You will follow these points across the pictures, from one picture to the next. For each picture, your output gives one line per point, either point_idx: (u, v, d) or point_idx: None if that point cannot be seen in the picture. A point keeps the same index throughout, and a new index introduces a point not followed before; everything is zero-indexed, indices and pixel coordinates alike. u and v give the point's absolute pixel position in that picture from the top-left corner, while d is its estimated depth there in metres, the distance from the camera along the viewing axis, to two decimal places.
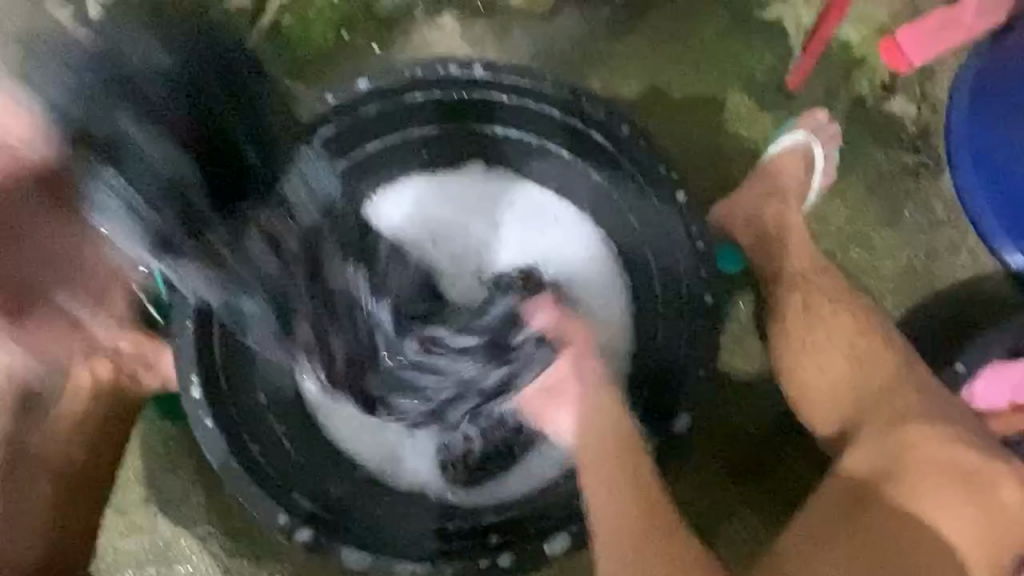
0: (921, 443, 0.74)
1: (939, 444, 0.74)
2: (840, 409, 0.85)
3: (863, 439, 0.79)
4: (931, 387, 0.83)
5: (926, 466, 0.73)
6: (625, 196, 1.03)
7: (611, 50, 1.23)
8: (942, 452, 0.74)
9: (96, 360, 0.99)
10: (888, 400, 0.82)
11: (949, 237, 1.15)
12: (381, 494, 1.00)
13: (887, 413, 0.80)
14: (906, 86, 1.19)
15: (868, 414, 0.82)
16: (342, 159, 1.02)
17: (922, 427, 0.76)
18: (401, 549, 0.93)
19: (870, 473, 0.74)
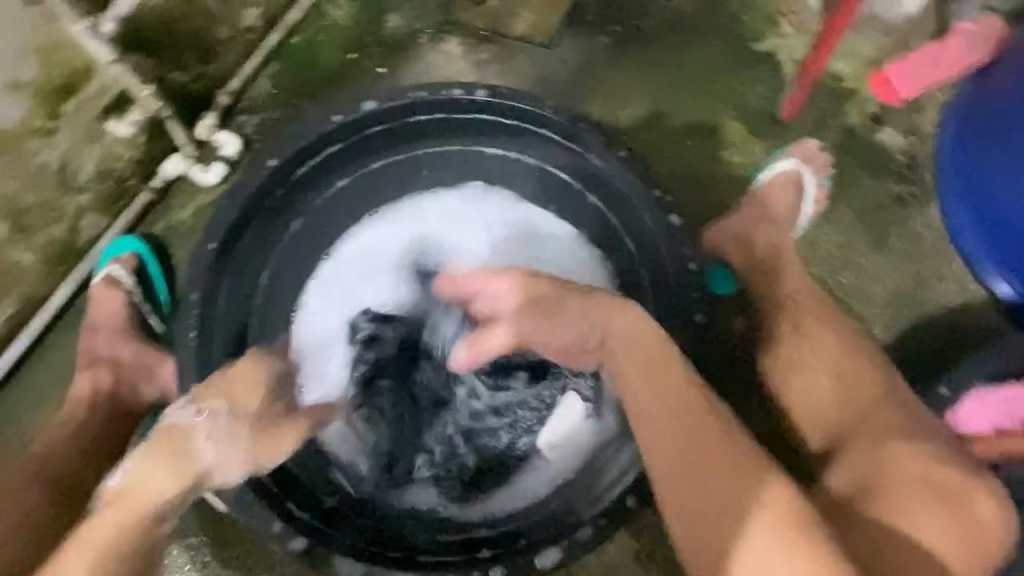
0: (894, 456, 0.74)
1: (914, 456, 0.74)
2: (824, 428, 0.85)
3: (843, 455, 0.79)
4: (911, 406, 0.83)
5: (897, 478, 0.72)
6: (620, 218, 1.05)
7: (610, 77, 1.27)
8: (913, 464, 0.73)
9: (96, 369, 1.03)
10: (869, 416, 0.82)
11: (935, 265, 1.18)
12: (373, 508, 1.01)
13: (869, 430, 0.80)
14: (894, 118, 1.23)
15: (850, 431, 0.82)
16: (358, 185, 1.09)
17: (898, 443, 0.76)
18: (395, 562, 0.93)
19: (849, 488, 0.74)
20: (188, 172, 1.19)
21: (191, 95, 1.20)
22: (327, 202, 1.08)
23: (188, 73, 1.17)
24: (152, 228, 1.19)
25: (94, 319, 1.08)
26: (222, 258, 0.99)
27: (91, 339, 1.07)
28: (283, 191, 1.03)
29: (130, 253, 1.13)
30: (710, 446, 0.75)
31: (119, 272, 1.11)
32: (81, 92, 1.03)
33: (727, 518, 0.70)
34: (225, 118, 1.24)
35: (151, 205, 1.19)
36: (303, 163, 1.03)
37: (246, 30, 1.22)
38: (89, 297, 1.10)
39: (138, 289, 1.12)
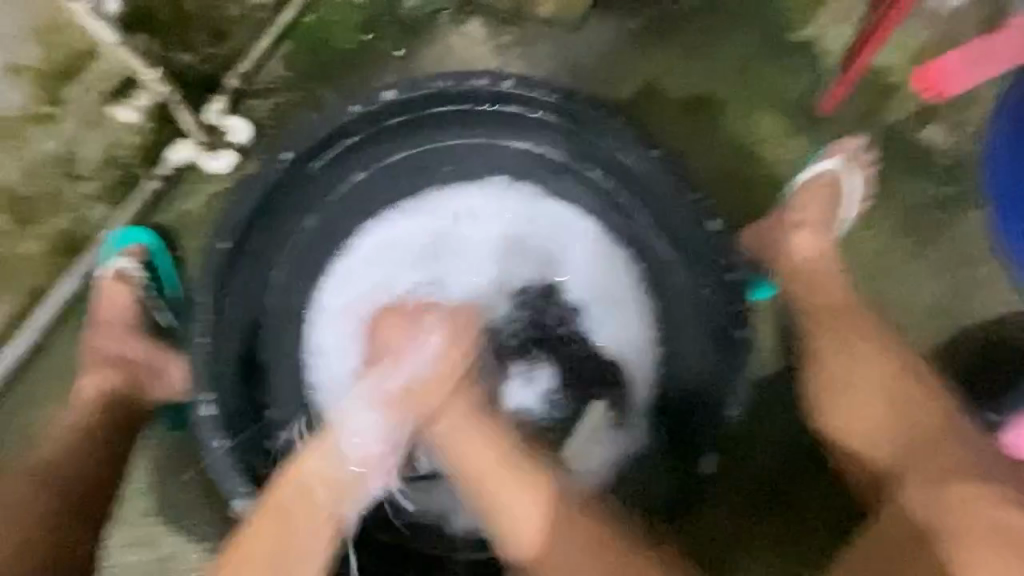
0: (969, 502, 0.72)
1: (985, 499, 0.72)
2: (886, 460, 0.83)
3: (907, 491, 0.78)
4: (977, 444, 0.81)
5: (977, 527, 0.70)
6: (651, 219, 1.00)
7: (640, 67, 1.20)
8: (990, 512, 0.71)
9: (103, 369, 1.00)
10: (934, 449, 0.80)
11: (977, 273, 1.12)
12: (401, 521, 1.00)
13: (933, 466, 0.78)
14: (940, 115, 1.16)
15: (914, 467, 0.80)
16: (374, 179, 1.04)
17: (967, 486, 0.74)
18: None
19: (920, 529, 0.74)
20: (198, 160, 1.13)
21: (198, 77, 1.14)
22: (345, 195, 1.03)
23: (196, 54, 1.12)
24: (158, 218, 1.14)
25: (100, 314, 1.05)
26: (233, 257, 0.94)
27: (98, 336, 1.04)
28: (296, 187, 0.97)
29: (138, 245, 1.08)
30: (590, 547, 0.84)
31: (129, 266, 1.06)
32: (84, 75, 0.98)
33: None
34: (235, 102, 1.17)
35: (161, 194, 1.13)
36: (313, 160, 0.97)
37: (257, 6, 1.15)
38: (98, 291, 1.05)
39: (147, 284, 1.08)
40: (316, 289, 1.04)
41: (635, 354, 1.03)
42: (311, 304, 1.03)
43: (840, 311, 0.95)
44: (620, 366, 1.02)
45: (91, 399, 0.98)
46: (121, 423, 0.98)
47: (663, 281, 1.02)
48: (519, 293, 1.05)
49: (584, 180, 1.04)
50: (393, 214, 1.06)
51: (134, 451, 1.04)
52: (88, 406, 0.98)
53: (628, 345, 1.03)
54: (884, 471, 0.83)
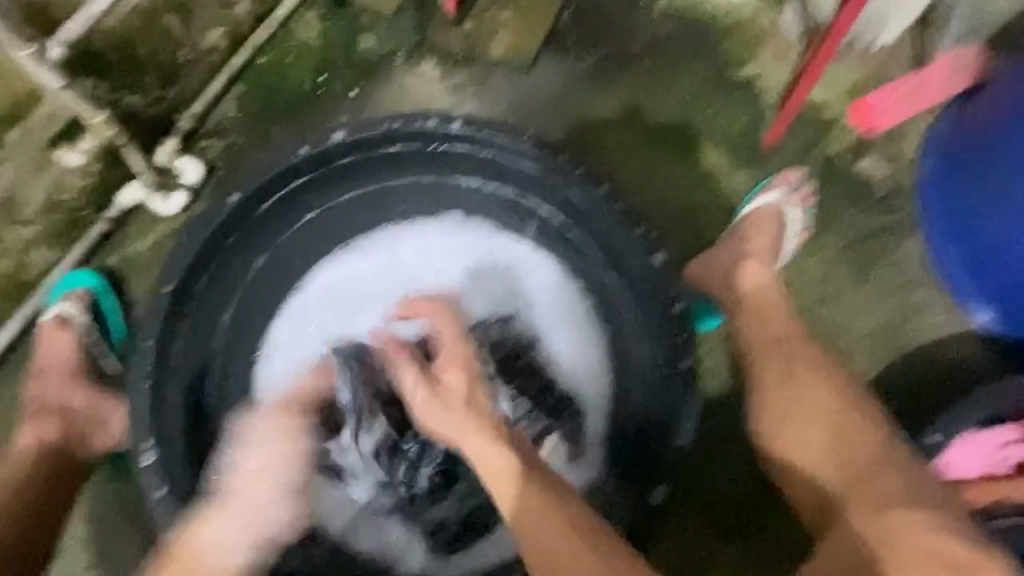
0: (904, 532, 0.72)
1: (919, 529, 0.72)
2: (821, 487, 0.85)
3: (842, 526, 0.78)
4: (913, 472, 0.81)
5: (909, 556, 0.70)
6: (600, 252, 1.01)
7: (590, 103, 1.23)
8: (923, 542, 0.71)
9: (43, 420, 0.97)
10: (867, 478, 0.81)
11: (918, 298, 1.16)
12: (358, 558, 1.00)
13: (869, 495, 0.79)
14: (875, 147, 1.21)
15: (850, 497, 0.81)
16: (324, 217, 1.04)
17: (902, 516, 0.74)
18: None
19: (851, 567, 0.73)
20: (148, 201, 1.12)
21: (151, 119, 1.14)
22: (296, 233, 1.03)
23: (146, 96, 1.11)
24: (106, 260, 1.13)
25: (42, 362, 1.03)
26: (181, 300, 0.93)
27: (39, 383, 1.01)
28: (243, 228, 0.97)
29: (84, 289, 1.06)
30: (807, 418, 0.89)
31: (72, 311, 1.04)
32: (30, 119, 0.99)
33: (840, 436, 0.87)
34: (187, 143, 1.18)
35: (108, 234, 1.12)
36: (263, 200, 0.97)
37: (209, 50, 1.16)
38: (39, 337, 1.03)
39: (91, 328, 1.06)
40: (268, 328, 1.03)
41: (588, 383, 1.04)
42: (263, 342, 1.03)
43: (787, 339, 0.97)
44: (573, 396, 1.04)
45: (28, 450, 0.95)
46: (60, 475, 0.95)
47: (614, 311, 1.03)
48: (472, 327, 1.06)
49: (535, 215, 1.05)
50: (345, 249, 1.06)
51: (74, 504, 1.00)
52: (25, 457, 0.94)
53: (585, 375, 1.05)
54: (826, 497, 0.83)
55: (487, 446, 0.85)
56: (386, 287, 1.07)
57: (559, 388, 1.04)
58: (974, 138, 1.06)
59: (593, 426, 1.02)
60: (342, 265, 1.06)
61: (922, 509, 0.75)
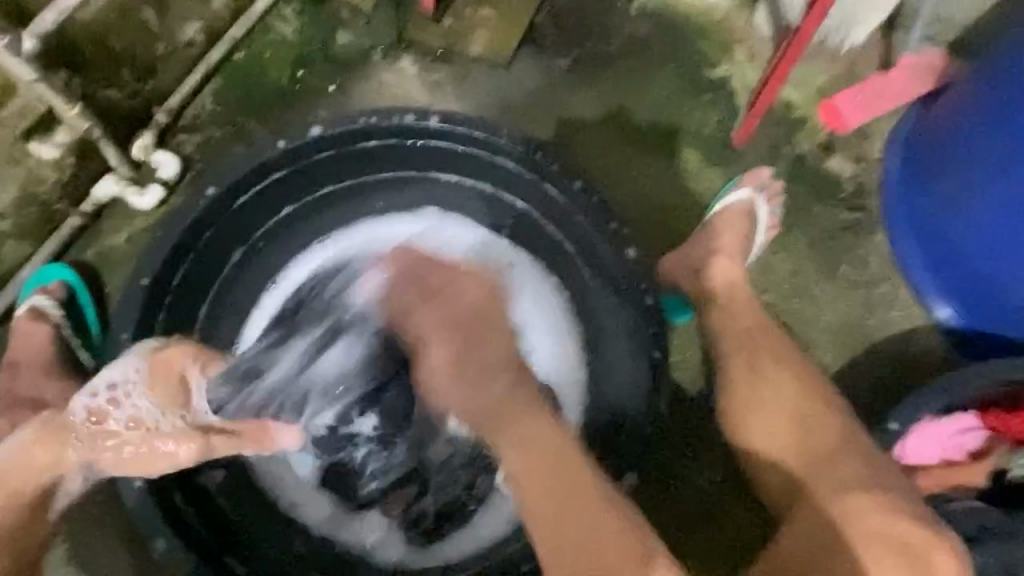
0: (863, 514, 0.77)
1: (878, 512, 0.77)
2: (786, 470, 0.88)
3: (805, 509, 0.82)
4: (874, 455, 0.85)
5: (867, 537, 0.75)
6: (576, 246, 1.03)
7: (567, 100, 1.25)
8: (880, 522, 0.75)
9: (18, 414, 0.97)
10: (830, 462, 0.85)
11: (883, 293, 1.20)
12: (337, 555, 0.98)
13: (832, 479, 0.82)
14: (844, 146, 1.25)
15: (811, 477, 0.85)
16: (303, 212, 1.05)
17: (861, 498, 0.78)
18: None
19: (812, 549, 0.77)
20: (120, 194, 1.11)
21: (125, 112, 1.14)
22: (273, 228, 1.04)
23: (122, 90, 1.12)
24: (82, 254, 1.12)
25: (15, 356, 1.02)
26: (157, 290, 0.93)
27: (13, 378, 1.01)
28: (219, 222, 0.97)
29: (59, 281, 1.06)
30: (772, 403, 0.92)
31: (46, 305, 1.03)
32: (2, 111, 0.99)
33: (799, 419, 0.90)
34: (163, 136, 1.17)
35: (82, 229, 1.11)
36: (238, 195, 0.97)
37: (185, 44, 1.16)
38: (13, 331, 1.03)
39: (67, 323, 1.05)
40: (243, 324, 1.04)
41: (563, 377, 1.05)
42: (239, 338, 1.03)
43: (755, 332, 1.00)
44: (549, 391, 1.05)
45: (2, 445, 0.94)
46: None
47: (589, 305, 1.05)
48: None
49: (512, 211, 1.07)
50: (321, 243, 1.07)
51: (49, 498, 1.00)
52: None
53: (560, 369, 1.06)
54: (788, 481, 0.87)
55: (529, 423, 0.75)
56: None
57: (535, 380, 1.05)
58: (932, 145, 1.11)
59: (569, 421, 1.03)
60: (317, 261, 1.07)
61: (877, 491, 0.79)
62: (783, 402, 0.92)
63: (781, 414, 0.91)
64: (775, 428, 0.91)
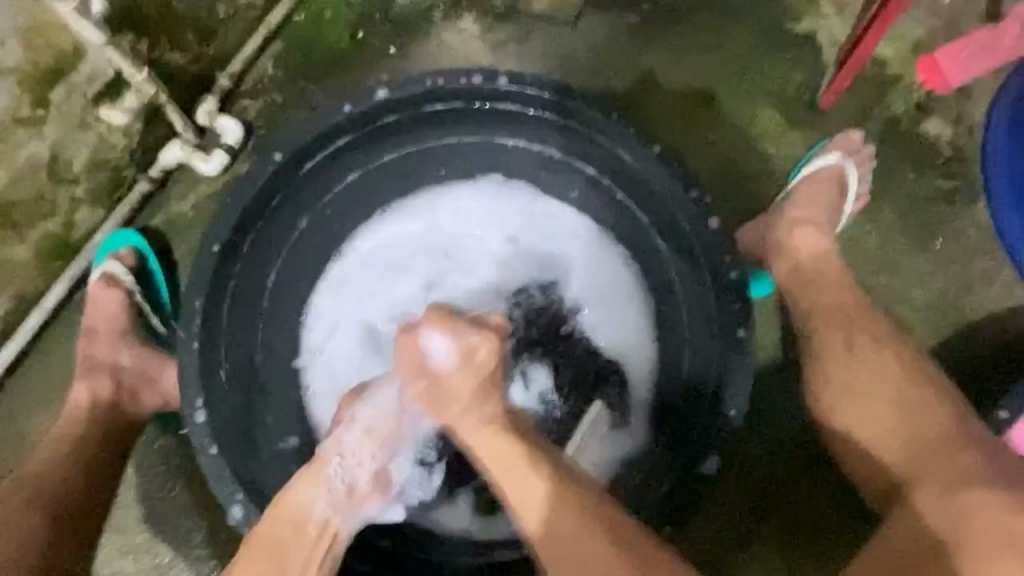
0: (978, 510, 0.72)
1: (1000, 508, 0.72)
2: (888, 459, 0.84)
3: (913, 499, 0.79)
4: (988, 446, 0.80)
5: (984, 533, 0.70)
6: (650, 216, 0.98)
7: (638, 59, 1.18)
8: (997, 519, 0.71)
9: (94, 379, 0.99)
10: (941, 452, 0.80)
11: (982, 267, 1.10)
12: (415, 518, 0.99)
13: (942, 471, 0.79)
14: (943, 106, 1.14)
15: (920, 467, 0.81)
16: (368, 179, 1.02)
17: (977, 492, 0.74)
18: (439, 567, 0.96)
19: (920, 543, 0.74)
20: (188, 160, 1.11)
21: (188, 77, 1.12)
22: (338, 195, 1.01)
23: (185, 54, 1.09)
24: (150, 221, 1.13)
25: (91, 321, 1.04)
26: (227, 261, 0.92)
27: (89, 342, 1.02)
28: (286, 190, 0.96)
29: (129, 248, 1.07)
30: (873, 385, 0.88)
31: (117, 270, 1.05)
32: (72, 76, 0.96)
33: (903, 407, 0.86)
34: (227, 101, 1.16)
35: (150, 195, 1.13)
36: (306, 160, 0.95)
37: (244, 7, 1.13)
38: (87, 296, 1.04)
39: (138, 289, 1.07)
40: (313, 292, 1.03)
41: (632, 349, 1.02)
42: (308, 308, 1.03)
43: (847, 310, 0.95)
44: (617, 362, 1.02)
45: (83, 406, 0.97)
46: (112, 431, 0.97)
47: (662, 277, 1.00)
48: (515, 294, 1.04)
49: (582, 177, 1.02)
50: (387, 213, 1.05)
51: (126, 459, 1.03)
52: (80, 414, 0.97)
53: (627, 339, 1.02)
54: (892, 475, 0.83)
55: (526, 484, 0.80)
56: (426, 251, 1.05)
57: (604, 353, 1.02)
58: None
59: (638, 392, 1.00)
60: (375, 233, 1.05)
61: (1001, 492, 0.73)
62: (890, 389, 0.87)
63: (881, 399, 0.87)
64: (878, 413, 0.87)
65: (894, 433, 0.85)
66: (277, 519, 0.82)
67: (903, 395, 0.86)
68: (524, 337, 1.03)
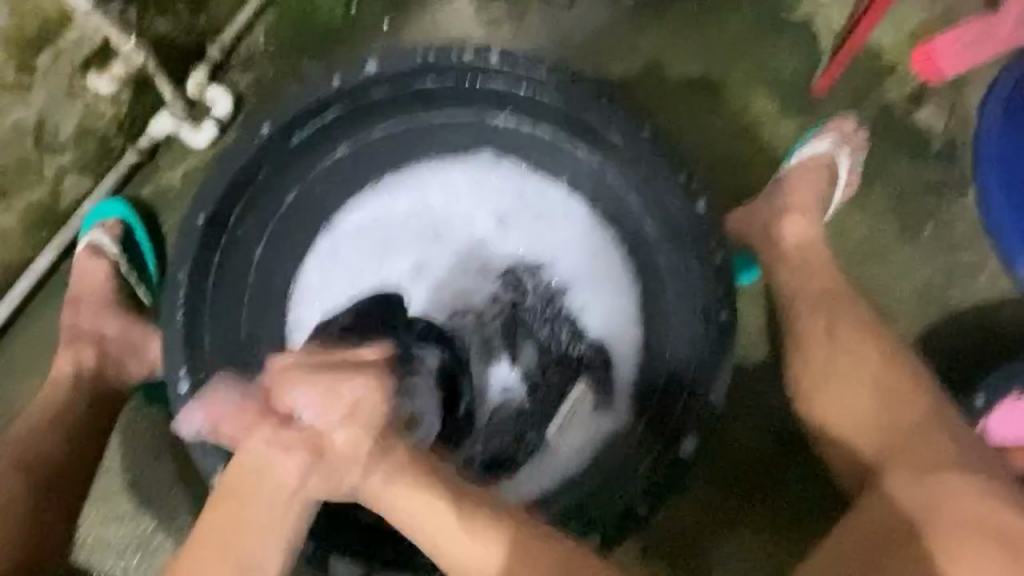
0: (949, 497, 0.74)
1: (970, 496, 0.74)
2: (864, 446, 0.85)
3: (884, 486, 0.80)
4: (960, 434, 0.82)
5: (955, 521, 0.72)
6: (639, 199, 0.98)
7: (633, 41, 1.17)
8: (966, 507, 0.73)
9: (79, 348, 0.99)
10: (918, 443, 0.82)
11: (968, 259, 1.11)
12: None
13: (917, 459, 0.80)
14: (936, 97, 1.14)
15: (896, 457, 0.82)
16: (358, 156, 1.02)
17: (952, 482, 0.75)
18: (419, 543, 0.96)
19: (888, 528, 0.76)
20: (177, 132, 1.11)
21: (179, 47, 1.10)
22: (327, 170, 1.01)
23: (176, 23, 1.07)
24: (138, 192, 1.12)
25: (77, 291, 1.04)
26: (213, 233, 0.92)
27: (74, 312, 1.02)
28: (274, 164, 0.95)
29: (116, 219, 1.07)
30: (855, 371, 0.89)
31: (105, 240, 1.05)
32: (59, 42, 0.95)
33: (883, 396, 0.87)
34: (216, 73, 1.15)
35: (139, 166, 1.12)
36: (295, 132, 0.95)
37: None
38: (73, 266, 1.04)
39: (125, 260, 1.06)
40: (299, 267, 1.03)
41: (617, 333, 1.02)
42: (295, 280, 1.03)
43: (832, 298, 0.96)
44: (602, 344, 1.02)
45: (68, 376, 0.97)
46: (96, 401, 0.97)
47: (649, 260, 1.00)
48: (504, 274, 1.05)
49: (572, 160, 1.02)
50: (376, 188, 1.05)
51: (112, 428, 1.03)
52: (64, 383, 0.97)
53: (611, 320, 1.03)
54: (866, 459, 0.85)
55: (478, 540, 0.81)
56: (415, 228, 1.05)
57: (590, 335, 1.02)
58: None
59: (623, 372, 1.00)
60: (363, 208, 1.05)
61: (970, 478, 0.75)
62: (872, 375, 0.88)
63: (860, 385, 0.88)
64: (856, 399, 0.88)
65: (870, 418, 0.86)
66: (228, 488, 0.84)
67: (884, 381, 0.87)
68: (510, 316, 1.03)
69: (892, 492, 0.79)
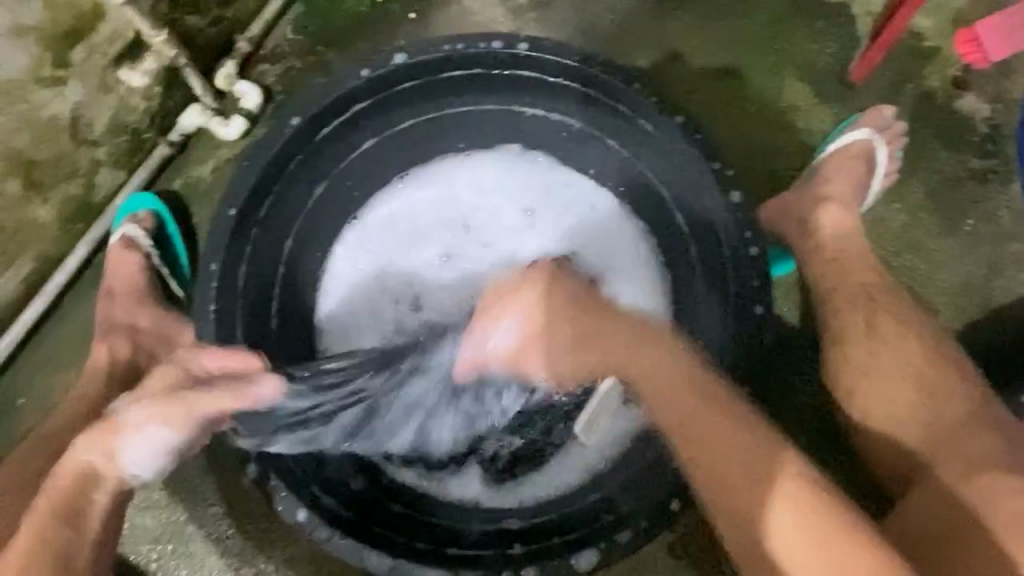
0: (997, 496, 0.71)
1: (1022, 499, 0.70)
2: (906, 444, 0.83)
3: (932, 485, 0.77)
4: (1007, 434, 0.79)
5: (1001, 520, 0.69)
6: (670, 191, 0.96)
7: (663, 28, 1.14)
8: (1017, 508, 0.69)
9: (113, 339, 1.01)
10: (961, 439, 0.79)
11: (1012, 251, 1.07)
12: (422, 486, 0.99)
13: (962, 456, 0.77)
14: (980, 82, 1.09)
15: (941, 453, 0.79)
16: (385, 147, 1.01)
17: (1000, 482, 0.73)
18: (448, 537, 0.93)
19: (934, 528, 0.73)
20: (209, 126, 1.12)
21: (208, 41, 1.11)
22: (354, 163, 1.01)
23: (205, 17, 1.07)
24: (169, 185, 1.14)
25: (110, 283, 1.05)
26: (244, 224, 0.92)
27: (108, 303, 1.04)
28: (304, 155, 0.95)
29: (148, 211, 1.08)
30: (894, 366, 0.87)
31: (135, 231, 1.06)
32: (93, 37, 0.95)
33: (925, 394, 0.84)
34: (246, 66, 1.15)
35: (171, 159, 1.14)
36: (323, 125, 0.94)
37: None
38: (107, 256, 1.06)
39: (156, 252, 1.08)
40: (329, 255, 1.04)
41: None
42: (324, 271, 1.04)
43: (870, 291, 0.93)
44: None
45: (101, 367, 0.99)
46: (131, 391, 0.99)
47: (678, 252, 0.99)
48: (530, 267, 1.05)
49: (604, 151, 1.00)
50: (403, 182, 1.06)
51: None
52: (100, 374, 0.99)
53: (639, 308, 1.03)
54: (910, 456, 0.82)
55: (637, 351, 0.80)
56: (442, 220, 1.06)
57: None
58: None
59: None
60: (390, 200, 1.06)
61: (1021, 478, 0.72)
62: (915, 373, 0.86)
63: (899, 384, 0.85)
64: (898, 398, 0.85)
65: (913, 415, 0.83)
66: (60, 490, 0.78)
67: (927, 377, 0.85)
68: None
69: (938, 488, 0.77)
